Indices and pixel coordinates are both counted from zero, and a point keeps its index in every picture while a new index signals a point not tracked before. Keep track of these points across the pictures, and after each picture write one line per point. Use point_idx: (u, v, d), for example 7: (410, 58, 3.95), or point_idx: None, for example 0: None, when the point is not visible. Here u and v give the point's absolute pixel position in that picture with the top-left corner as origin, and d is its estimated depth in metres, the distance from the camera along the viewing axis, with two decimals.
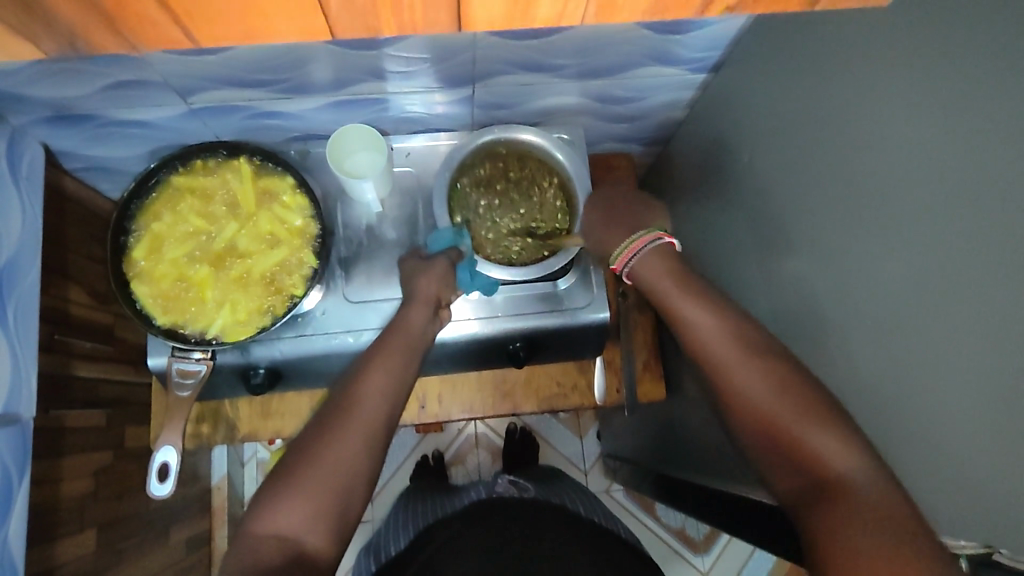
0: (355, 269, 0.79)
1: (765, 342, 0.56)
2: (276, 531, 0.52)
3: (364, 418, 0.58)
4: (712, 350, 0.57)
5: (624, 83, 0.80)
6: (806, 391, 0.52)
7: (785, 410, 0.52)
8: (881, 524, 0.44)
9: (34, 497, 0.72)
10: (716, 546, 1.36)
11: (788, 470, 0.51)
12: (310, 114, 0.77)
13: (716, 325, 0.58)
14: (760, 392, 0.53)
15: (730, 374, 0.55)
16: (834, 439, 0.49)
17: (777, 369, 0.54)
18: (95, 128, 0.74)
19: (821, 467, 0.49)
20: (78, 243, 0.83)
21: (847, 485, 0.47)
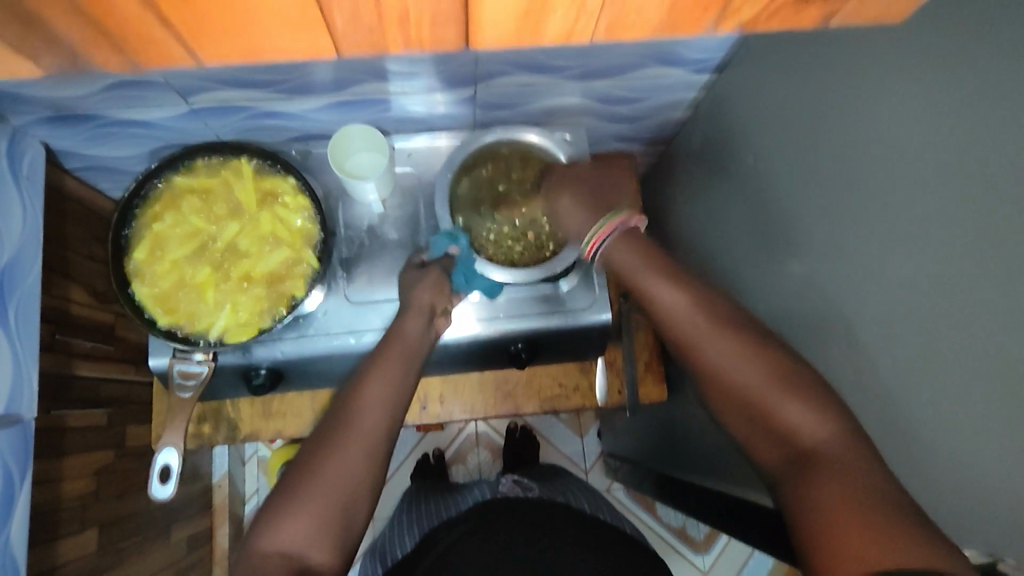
0: (357, 270, 0.79)
1: (736, 321, 0.58)
2: (278, 548, 0.53)
3: (363, 434, 0.59)
4: (683, 331, 0.59)
5: (627, 84, 0.79)
6: (779, 365, 0.54)
7: (757, 382, 0.53)
8: (845, 481, 0.45)
9: (35, 498, 0.72)
10: (716, 545, 1.37)
11: (764, 439, 0.52)
12: (311, 115, 0.77)
13: (685, 308, 0.60)
14: (730, 368, 0.55)
15: (702, 353, 0.57)
16: (805, 407, 0.51)
17: (747, 345, 0.56)
18: (96, 128, 0.73)
19: (793, 436, 0.50)
20: (79, 242, 0.83)
21: (816, 452, 0.48)
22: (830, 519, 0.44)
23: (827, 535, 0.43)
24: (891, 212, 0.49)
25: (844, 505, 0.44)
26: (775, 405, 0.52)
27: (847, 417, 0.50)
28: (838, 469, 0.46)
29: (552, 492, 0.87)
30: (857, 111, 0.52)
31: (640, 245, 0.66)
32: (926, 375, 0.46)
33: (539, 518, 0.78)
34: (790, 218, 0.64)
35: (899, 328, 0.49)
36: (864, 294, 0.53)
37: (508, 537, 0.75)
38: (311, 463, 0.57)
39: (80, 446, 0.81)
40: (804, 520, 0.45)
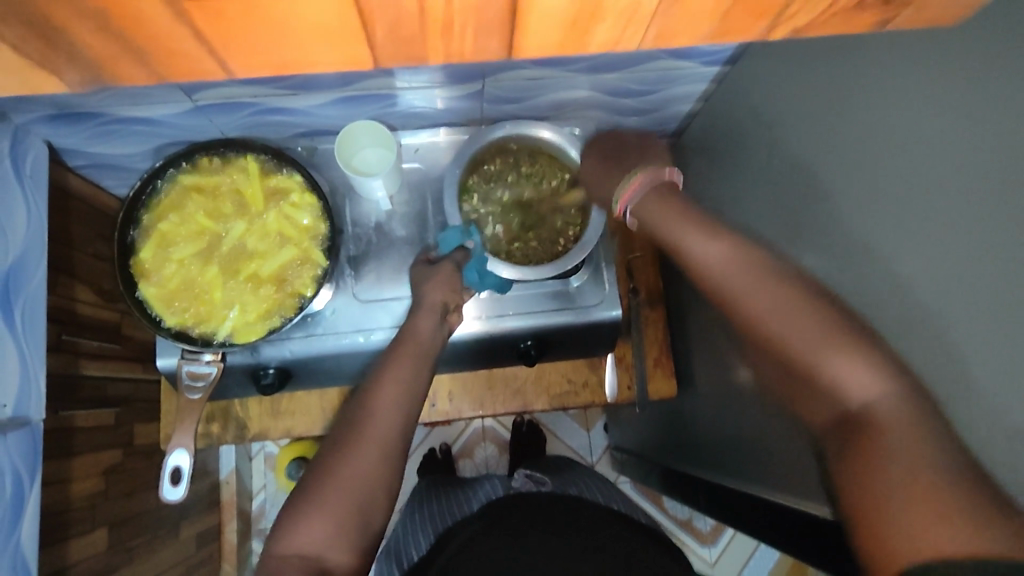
0: (365, 268, 0.78)
1: (776, 269, 0.51)
2: (297, 551, 0.52)
3: (380, 433, 0.59)
4: (718, 286, 0.53)
5: (637, 76, 0.78)
6: (825, 316, 0.47)
7: (802, 337, 0.47)
8: (906, 454, 0.40)
9: (45, 499, 0.72)
10: (723, 537, 1.37)
11: (814, 397, 0.47)
12: (316, 110, 0.75)
13: (722, 260, 0.53)
14: (771, 321, 0.49)
15: (739, 307, 0.51)
16: (859, 366, 0.45)
17: (793, 294, 0.49)
18: (99, 125, 0.72)
19: (844, 395, 0.45)
20: (84, 241, 0.82)
21: (871, 414, 0.43)
22: (885, 493, 0.40)
23: (877, 512, 0.40)
24: None
25: (903, 480, 0.39)
26: (823, 363, 0.46)
27: (909, 376, 0.44)
28: (896, 439, 0.41)
29: (566, 485, 0.86)
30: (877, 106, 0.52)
31: (670, 195, 0.59)
32: None
33: (556, 517, 0.78)
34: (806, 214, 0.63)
35: None
36: None
37: (523, 537, 0.74)
38: (326, 466, 0.57)
39: (88, 446, 0.81)
40: (855, 494, 0.42)
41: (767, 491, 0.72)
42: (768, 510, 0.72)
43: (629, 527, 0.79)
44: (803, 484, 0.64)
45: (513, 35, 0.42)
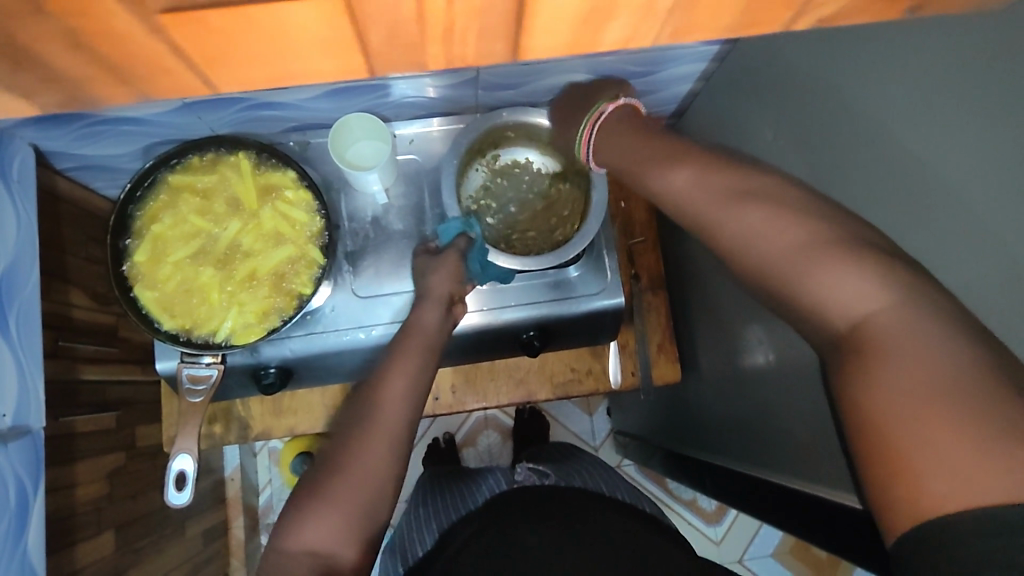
0: (363, 262, 0.77)
1: (762, 180, 0.46)
2: (308, 548, 0.52)
3: (385, 428, 0.58)
4: (691, 211, 0.48)
5: (635, 58, 0.76)
6: (815, 224, 0.42)
7: (788, 249, 0.43)
8: (918, 375, 0.36)
9: (50, 506, 0.71)
10: (727, 516, 1.38)
11: (809, 320, 0.42)
12: (307, 104, 0.74)
13: (694, 180, 0.49)
14: (756, 236, 0.44)
15: (719, 228, 0.46)
16: (852, 273, 0.40)
17: (780, 203, 0.44)
18: (87, 127, 0.71)
19: (836, 312, 0.40)
20: (75, 244, 0.81)
21: (870, 331, 0.39)
22: (901, 421, 0.35)
23: (894, 443, 0.35)
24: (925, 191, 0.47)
25: (921, 405, 0.35)
26: (816, 276, 0.41)
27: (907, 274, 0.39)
28: (903, 357, 0.36)
29: (569, 477, 0.86)
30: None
31: (638, 122, 0.59)
32: None
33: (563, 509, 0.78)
34: None
35: None
36: None
37: (533, 533, 0.74)
38: (330, 463, 0.56)
39: (90, 451, 0.80)
40: (864, 419, 0.37)
41: (769, 473, 0.73)
42: (773, 494, 0.72)
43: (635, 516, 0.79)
44: (810, 467, 0.64)
45: (518, 40, 0.40)
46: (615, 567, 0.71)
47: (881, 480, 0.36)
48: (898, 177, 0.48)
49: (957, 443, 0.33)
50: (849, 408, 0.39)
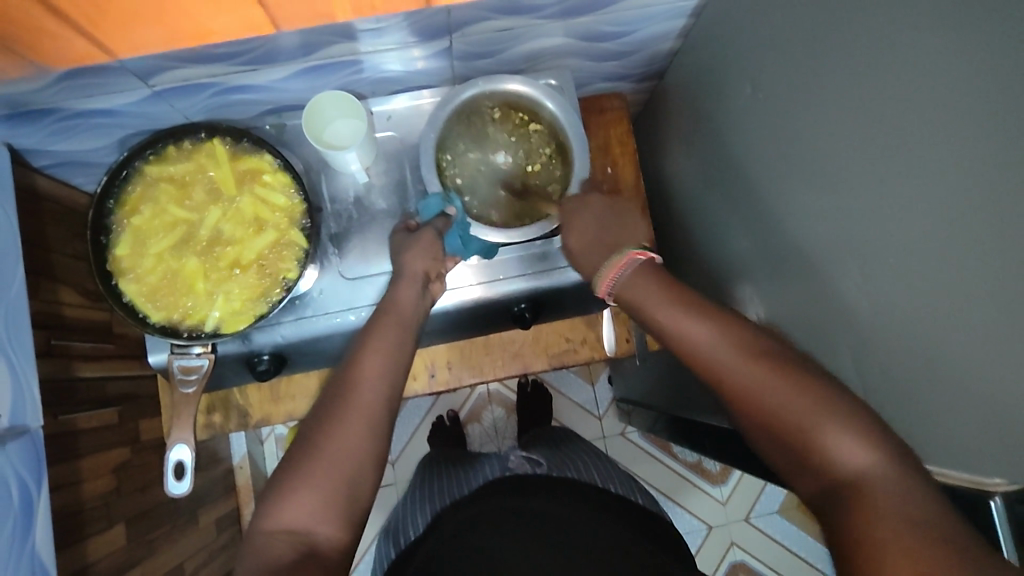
0: (348, 244, 0.76)
1: (776, 353, 0.55)
2: (286, 525, 0.52)
3: (361, 404, 0.58)
4: (711, 357, 0.58)
5: (611, 19, 0.74)
6: (828, 396, 0.51)
7: (805, 413, 0.51)
8: (907, 522, 0.43)
9: (56, 502, 0.72)
10: (732, 476, 1.39)
11: (810, 472, 0.51)
12: (279, 85, 0.72)
13: (719, 330, 0.58)
14: (777, 395, 0.53)
15: (728, 370, 0.56)
16: (849, 439, 0.49)
17: (796, 373, 0.53)
18: (59, 122, 0.70)
19: (839, 468, 0.49)
20: (60, 242, 0.80)
21: (867, 485, 0.47)
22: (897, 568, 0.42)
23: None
24: (908, 132, 0.46)
25: (905, 543, 0.42)
26: (824, 436, 0.50)
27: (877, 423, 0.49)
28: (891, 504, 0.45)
29: (563, 466, 0.89)
30: (871, 26, 0.49)
31: (662, 275, 0.64)
32: (953, 298, 0.45)
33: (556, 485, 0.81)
34: (799, 147, 0.61)
35: (926, 255, 0.46)
36: (883, 219, 0.50)
37: (528, 512, 0.76)
38: (310, 440, 0.56)
39: (94, 446, 0.81)
40: (860, 561, 0.44)
41: None
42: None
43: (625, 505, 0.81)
44: None
45: None
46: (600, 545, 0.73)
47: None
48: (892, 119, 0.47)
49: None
50: (843, 551, 0.46)
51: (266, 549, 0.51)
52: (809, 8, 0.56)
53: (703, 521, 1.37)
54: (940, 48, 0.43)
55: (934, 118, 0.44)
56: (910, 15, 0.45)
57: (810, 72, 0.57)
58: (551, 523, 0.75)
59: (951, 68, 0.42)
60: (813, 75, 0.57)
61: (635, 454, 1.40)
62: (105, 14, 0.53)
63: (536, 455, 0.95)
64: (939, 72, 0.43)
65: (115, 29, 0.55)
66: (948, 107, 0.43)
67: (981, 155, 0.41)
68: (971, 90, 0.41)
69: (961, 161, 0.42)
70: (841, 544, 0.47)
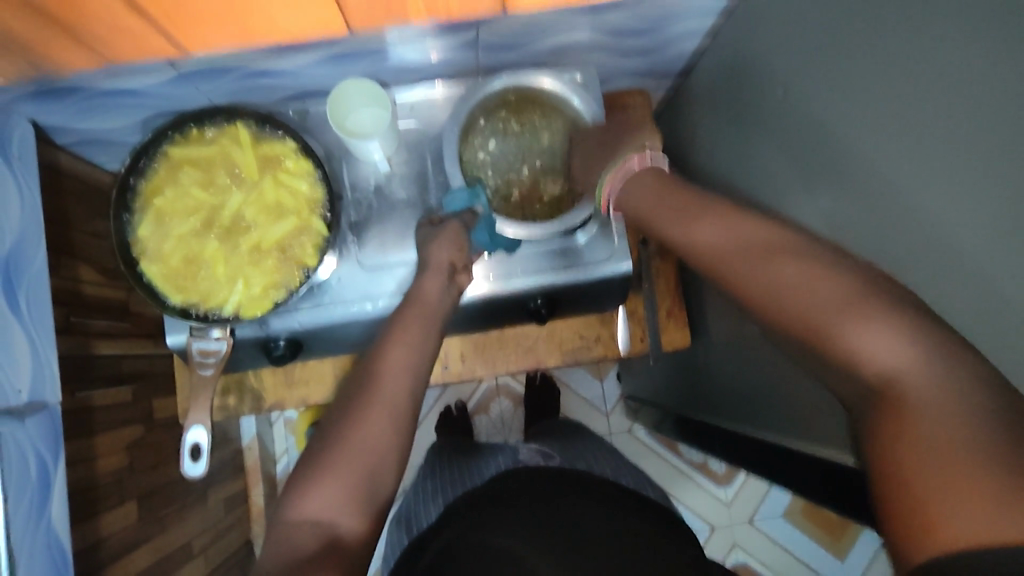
0: (367, 233, 0.76)
1: (801, 247, 0.49)
2: (308, 517, 0.52)
3: (386, 397, 0.58)
4: (723, 258, 0.53)
5: (640, 15, 0.74)
6: (853, 287, 0.45)
7: (820, 307, 0.46)
8: (945, 425, 0.38)
9: (72, 478, 0.72)
10: (738, 478, 1.39)
11: (838, 375, 0.46)
12: (305, 71, 0.72)
13: (732, 233, 0.53)
14: (801, 283, 0.47)
15: (735, 270, 0.52)
16: (875, 332, 0.43)
17: (824, 260, 0.47)
18: (84, 100, 0.70)
19: (869, 367, 0.43)
20: (81, 221, 0.81)
21: (896, 384, 0.42)
22: (928, 474, 0.38)
23: (919, 494, 0.38)
24: (946, 148, 0.46)
25: (938, 442, 0.38)
26: (846, 331, 0.44)
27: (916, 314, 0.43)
28: (925, 404, 0.40)
29: (575, 460, 0.89)
30: (915, 36, 0.48)
31: (663, 181, 0.62)
32: (988, 314, 0.44)
33: (567, 482, 0.80)
34: (827, 154, 0.60)
35: (960, 271, 0.46)
36: (915, 231, 0.50)
37: (547, 516, 0.75)
38: (336, 433, 0.56)
39: (109, 423, 0.82)
40: (888, 466, 0.40)
41: (784, 439, 0.72)
42: (798, 464, 0.71)
43: (639, 501, 0.81)
44: (828, 431, 0.63)
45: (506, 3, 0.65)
46: (623, 543, 0.72)
47: (896, 512, 0.39)
48: (943, 131, 0.46)
49: (951, 479, 0.37)
50: (875, 454, 0.42)
51: (291, 538, 0.51)
52: (846, 15, 0.55)
53: (706, 521, 1.38)
54: (986, 71, 0.42)
55: (974, 137, 0.44)
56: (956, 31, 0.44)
57: (843, 80, 0.57)
58: (571, 518, 0.75)
59: (990, 88, 0.42)
60: (849, 82, 0.56)
61: (641, 452, 1.40)
62: (125, 21, 0.56)
63: (546, 448, 0.94)
64: (982, 89, 0.43)
65: (203, 19, 0.57)
66: (987, 126, 0.43)
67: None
68: (1009, 112, 0.41)
69: (1003, 183, 0.42)
70: (872, 444, 0.42)
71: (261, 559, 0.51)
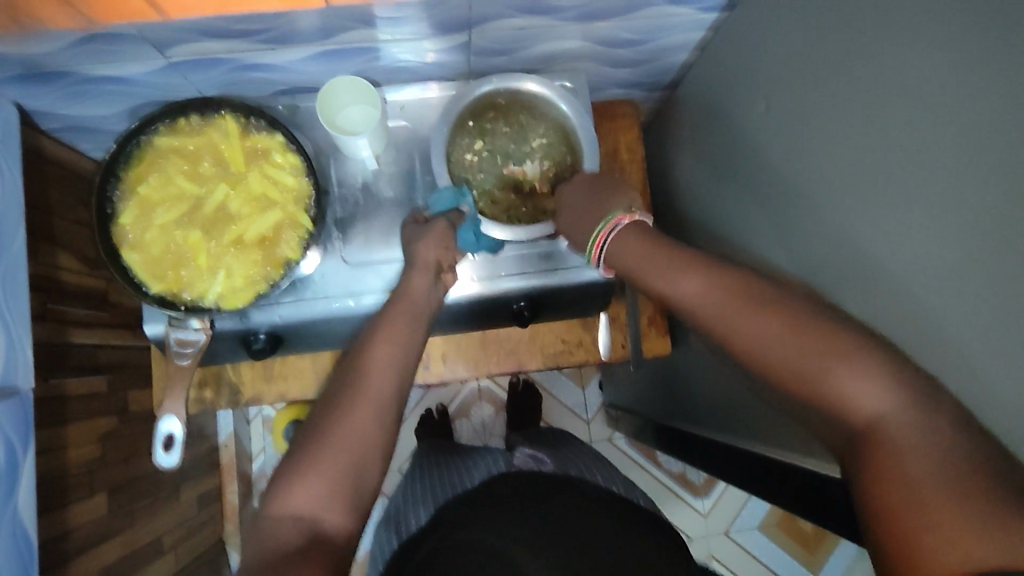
0: (352, 230, 0.76)
1: (780, 297, 0.52)
2: (292, 512, 0.52)
3: (374, 393, 0.58)
4: (711, 315, 0.55)
5: (630, 26, 0.75)
6: (830, 338, 0.48)
7: (802, 361, 0.49)
8: (921, 466, 0.41)
9: (41, 466, 0.71)
10: (715, 490, 1.40)
11: (824, 423, 0.49)
12: (296, 66, 0.72)
13: (715, 288, 0.56)
14: (784, 343, 0.50)
15: (721, 324, 0.54)
16: (855, 379, 0.46)
17: (806, 316, 0.50)
18: (71, 85, 0.69)
19: (851, 412, 0.46)
20: (63, 206, 0.80)
21: (877, 429, 0.45)
22: (914, 517, 0.41)
23: (907, 535, 0.41)
24: (915, 163, 0.47)
25: (919, 481, 0.41)
26: (829, 381, 0.47)
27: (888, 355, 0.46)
28: (904, 447, 0.43)
29: (567, 467, 0.89)
30: (895, 53, 0.49)
31: (649, 237, 0.64)
32: (950, 326, 0.46)
33: (559, 488, 0.80)
34: (805, 167, 0.61)
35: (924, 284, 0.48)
36: (885, 245, 0.51)
37: (536, 519, 0.74)
38: (321, 428, 0.56)
39: (82, 413, 0.81)
40: (877, 512, 0.43)
41: (760, 445, 0.74)
42: (778, 475, 0.71)
43: (627, 506, 0.81)
44: (801, 438, 0.64)
45: None
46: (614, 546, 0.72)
47: (892, 552, 0.42)
48: (913, 147, 0.47)
49: (937, 519, 0.40)
50: (864, 499, 0.45)
51: (275, 534, 0.51)
52: (827, 33, 0.57)
53: (683, 532, 1.38)
54: (960, 88, 0.43)
55: (943, 154, 0.45)
56: (936, 49, 0.46)
57: (822, 95, 0.58)
58: (562, 523, 0.74)
59: (960, 106, 0.44)
60: (828, 97, 0.57)
61: (621, 461, 1.40)
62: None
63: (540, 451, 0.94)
64: (952, 106, 0.44)
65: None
66: (957, 142, 0.44)
67: (994, 199, 0.41)
68: (979, 130, 0.42)
69: (970, 198, 0.43)
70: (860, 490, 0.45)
71: (244, 555, 0.51)
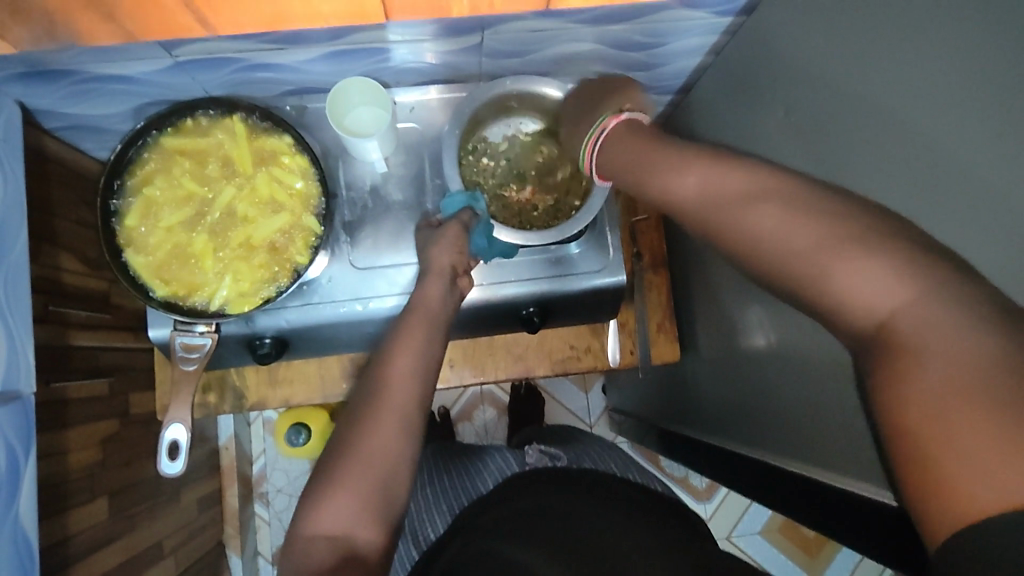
0: (360, 234, 0.75)
1: (805, 200, 0.43)
2: (324, 531, 0.52)
3: (395, 405, 0.57)
4: (714, 202, 0.47)
5: (644, 28, 0.74)
6: (842, 224, 0.41)
7: (813, 245, 0.41)
8: (954, 365, 0.34)
9: (42, 471, 0.70)
10: (717, 495, 1.39)
11: (840, 316, 0.41)
12: (305, 66, 0.71)
13: (727, 176, 0.47)
14: (786, 234, 0.43)
15: (717, 217, 0.47)
16: (863, 273, 0.39)
17: (810, 209, 0.42)
18: (75, 84, 0.68)
19: (853, 312, 0.40)
20: (65, 207, 0.79)
21: (890, 324, 0.38)
22: (948, 424, 0.34)
23: (932, 442, 0.34)
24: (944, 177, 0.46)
25: (950, 383, 0.34)
26: (834, 271, 0.40)
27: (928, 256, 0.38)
28: (928, 340, 0.36)
29: (581, 460, 0.88)
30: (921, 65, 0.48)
31: (642, 133, 0.57)
32: None
33: (570, 483, 0.80)
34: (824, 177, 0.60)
35: None
36: None
37: (550, 516, 0.74)
38: (343, 441, 0.56)
39: (84, 417, 0.79)
40: (900, 423, 0.36)
41: (766, 453, 0.72)
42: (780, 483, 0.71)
43: (645, 496, 0.80)
44: (815, 450, 0.63)
45: None
46: (632, 530, 0.71)
47: (911, 469, 0.36)
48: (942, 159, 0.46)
49: (956, 422, 0.33)
50: (884, 412, 0.37)
51: (307, 553, 0.51)
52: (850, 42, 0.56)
53: None
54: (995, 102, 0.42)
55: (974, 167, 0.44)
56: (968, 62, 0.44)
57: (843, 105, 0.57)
58: (576, 518, 0.73)
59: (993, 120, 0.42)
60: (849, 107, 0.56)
61: None
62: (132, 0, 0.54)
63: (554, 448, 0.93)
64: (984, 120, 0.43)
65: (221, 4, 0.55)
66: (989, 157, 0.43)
67: None
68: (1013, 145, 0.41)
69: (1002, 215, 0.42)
70: (881, 397, 0.38)
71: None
